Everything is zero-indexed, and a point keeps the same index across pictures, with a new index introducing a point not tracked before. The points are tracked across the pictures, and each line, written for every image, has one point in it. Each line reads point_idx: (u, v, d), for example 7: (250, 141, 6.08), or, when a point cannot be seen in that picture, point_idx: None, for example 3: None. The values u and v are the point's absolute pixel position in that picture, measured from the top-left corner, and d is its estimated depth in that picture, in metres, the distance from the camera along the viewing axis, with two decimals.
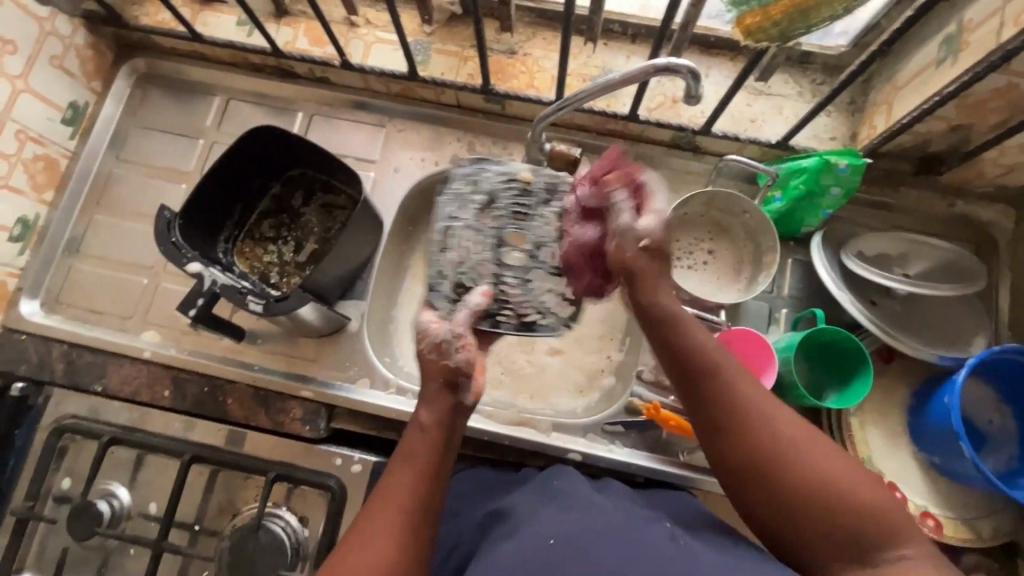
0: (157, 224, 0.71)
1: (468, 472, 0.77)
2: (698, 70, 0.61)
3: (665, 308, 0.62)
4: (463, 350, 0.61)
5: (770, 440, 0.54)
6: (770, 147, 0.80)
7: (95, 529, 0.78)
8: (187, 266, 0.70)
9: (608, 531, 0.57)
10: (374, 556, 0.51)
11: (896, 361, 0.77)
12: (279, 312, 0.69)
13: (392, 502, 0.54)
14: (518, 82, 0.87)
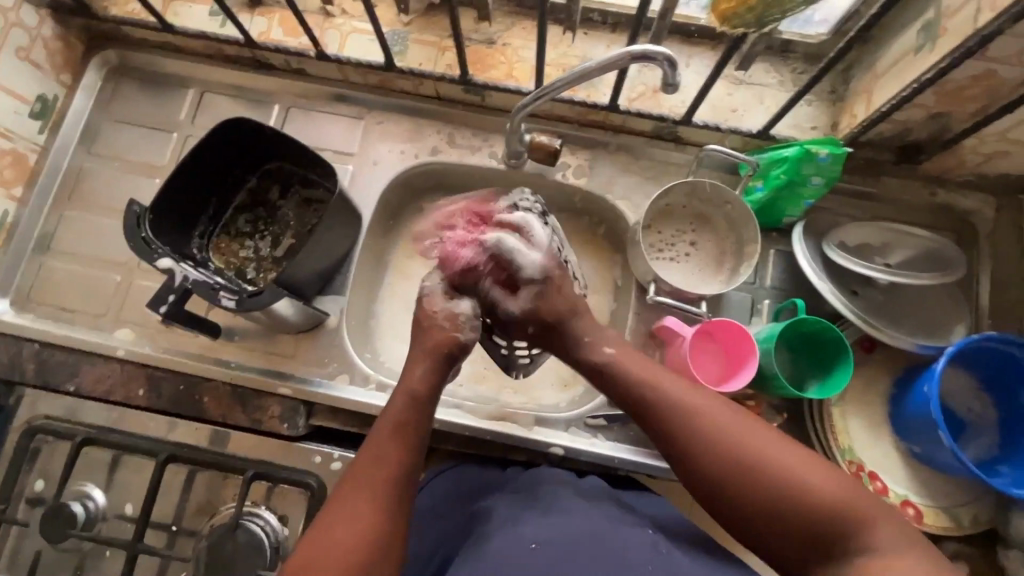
0: (126, 219, 0.70)
1: (448, 472, 0.76)
2: (674, 57, 0.60)
3: (593, 361, 0.66)
4: (474, 330, 0.68)
5: (728, 454, 0.55)
6: (751, 137, 0.80)
7: (68, 532, 0.76)
8: (158, 262, 0.68)
9: (590, 537, 0.58)
10: (360, 515, 0.54)
11: (877, 351, 0.77)
12: (253, 307, 0.68)
13: (380, 464, 0.57)
14: (497, 73, 0.86)
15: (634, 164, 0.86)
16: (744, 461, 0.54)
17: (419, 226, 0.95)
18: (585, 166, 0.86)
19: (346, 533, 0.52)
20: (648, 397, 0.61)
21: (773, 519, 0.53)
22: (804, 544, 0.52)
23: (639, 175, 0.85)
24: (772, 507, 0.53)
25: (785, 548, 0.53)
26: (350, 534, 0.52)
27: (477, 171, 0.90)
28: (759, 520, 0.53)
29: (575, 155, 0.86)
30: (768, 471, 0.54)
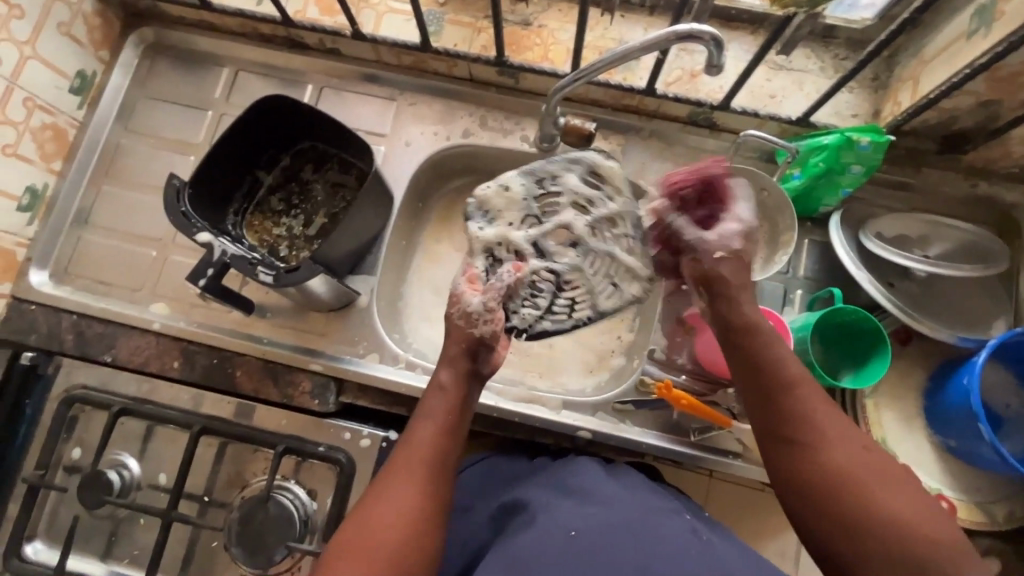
0: (166, 193, 0.71)
1: (481, 462, 0.77)
2: (721, 37, 0.59)
3: (745, 316, 0.62)
4: (490, 322, 0.64)
5: (844, 466, 0.52)
6: (789, 123, 0.79)
7: (105, 498, 0.78)
8: (197, 236, 0.69)
9: (633, 523, 0.59)
10: (406, 494, 0.54)
11: (914, 344, 0.76)
12: (290, 283, 0.69)
13: (414, 450, 0.57)
14: (532, 55, 0.85)
15: (667, 149, 0.86)
16: (849, 475, 0.52)
17: (448, 209, 0.96)
18: (619, 151, 0.86)
19: (393, 515, 0.53)
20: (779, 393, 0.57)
21: (856, 527, 0.50)
22: None
23: (673, 162, 0.85)
24: (863, 525, 0.50)
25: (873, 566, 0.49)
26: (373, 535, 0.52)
27: (509, 154, 0.90)
28: (841, 527, 0.51)
29: (608, 140, 0.86)
30: (882, 498, 0.50)
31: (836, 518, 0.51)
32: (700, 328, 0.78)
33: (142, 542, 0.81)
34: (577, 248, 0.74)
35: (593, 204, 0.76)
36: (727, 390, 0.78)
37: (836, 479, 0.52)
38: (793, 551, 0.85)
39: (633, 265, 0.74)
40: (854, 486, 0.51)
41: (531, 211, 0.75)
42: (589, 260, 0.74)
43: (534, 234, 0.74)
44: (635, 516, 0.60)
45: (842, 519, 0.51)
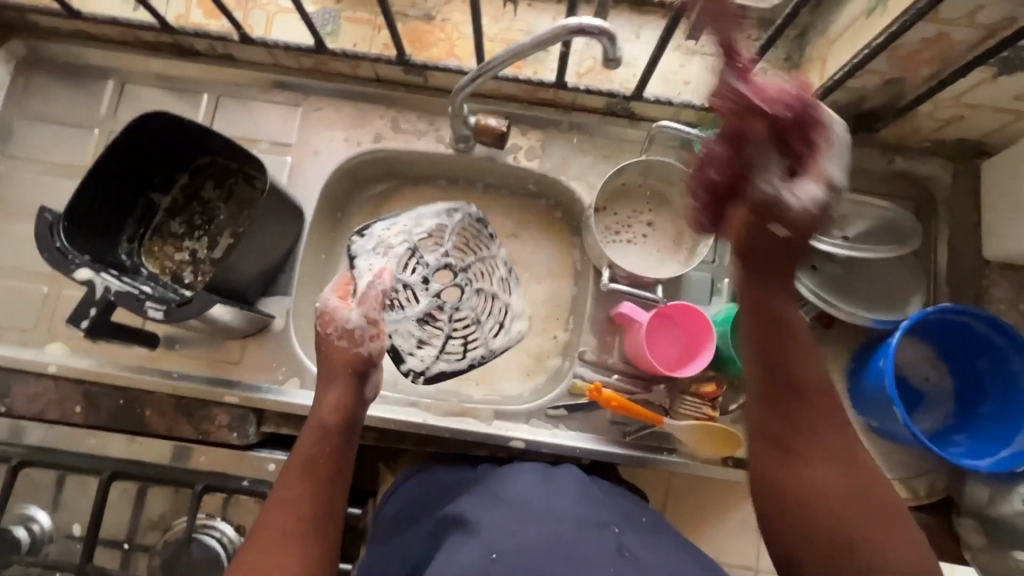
0: (37, 229, 0.64)
1: (419, 476, 0.74)
2: (613, 31, 0.56)
3: (747, 242, 0.55)
4: (375, 338, 0.65)
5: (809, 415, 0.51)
6: (704, 111, 0.77)
7: (13, 557, 0.73)
8: (74, 274, 0.63)
9: (552, 544, 0.56)
10: (282, 560, 0.51)
11: (839, 326, 0.76)
12: (184, 317, 0.64)
13: (287, 507, 0.54)
14: (438, 51, 0.81)
15: (587, 142, 0.83)
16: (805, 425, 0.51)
17: (369, 215, 0.91)
18: (538, 147, 0.83)
19: None
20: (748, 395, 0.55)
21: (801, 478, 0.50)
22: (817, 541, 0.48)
23: (594, 155, 0.83)
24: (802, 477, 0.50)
25: (800, 514, 0.49)
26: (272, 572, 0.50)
27: (425, 157, 0.86)
28: (788, 475, 0.50)
29: (525, 135, 0.83)
30: (835, 465, 0.49)
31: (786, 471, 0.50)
32: (629, 326, 0.76)
33: None
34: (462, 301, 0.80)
35: (474, 272, 0.82)
36: (661, 387, 0.77)
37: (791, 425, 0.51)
38: (739, 535, 0.86)
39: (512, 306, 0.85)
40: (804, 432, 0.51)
41: (440, 257, 0.80)
42: (468, 316, 0.80)
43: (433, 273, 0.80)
44: (557, 535, 0.57)
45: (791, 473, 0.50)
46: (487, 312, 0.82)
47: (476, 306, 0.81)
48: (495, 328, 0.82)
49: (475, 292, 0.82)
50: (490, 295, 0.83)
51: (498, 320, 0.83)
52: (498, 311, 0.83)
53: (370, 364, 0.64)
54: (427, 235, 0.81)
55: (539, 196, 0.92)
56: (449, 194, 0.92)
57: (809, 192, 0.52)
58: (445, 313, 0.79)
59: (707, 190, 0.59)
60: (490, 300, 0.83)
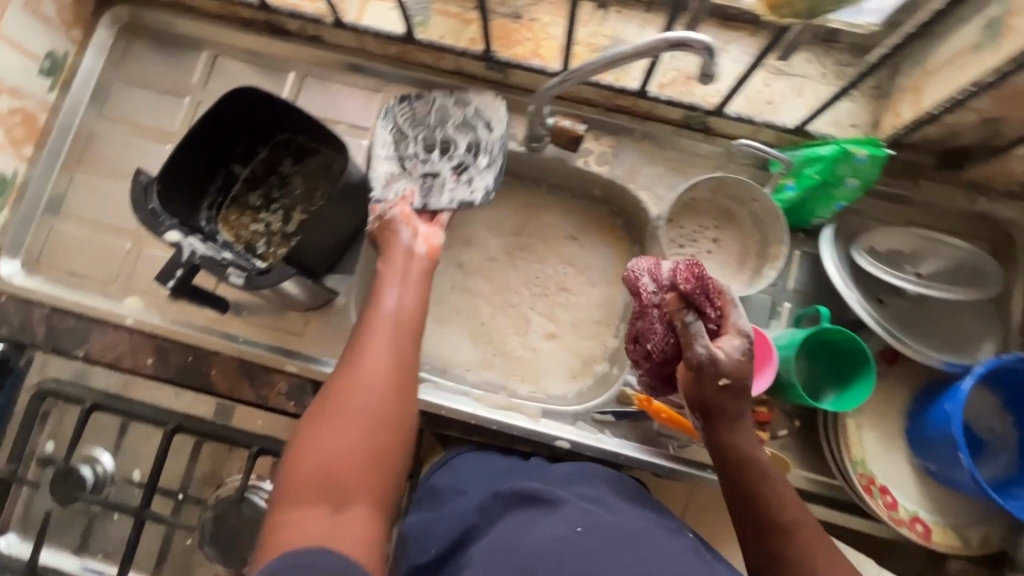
0: (132, 190, 0.68)
1: (469, 454, 0.77)
2: (714, 47, 0.56)
3: (693, 375, 0.60)
4: (397, 204, 0.73)
5: (781, 508, 0.57)
6: (785, 132, 0.76)
7: (78, 494, 0.78)
8: (164, 235, 0.67)
9: (631, 535, 0.59)
10: (372, 375, 0.61)
11: (901, 364, 0.75)
12: (263, 285, 0.67)
13: (373, 336, 0.64)
14: (523, 49, 0.81)
15: (659, 153, 0.83)
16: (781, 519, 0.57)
17: None
18: (609, 153, 0.84)
19: (360, 395, 0.60)
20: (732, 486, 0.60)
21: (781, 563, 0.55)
22: None
23: (664, 166, 0.83)
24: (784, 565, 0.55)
25: None
26: (365, 392, 0.60)
27: None
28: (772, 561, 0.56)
29: (599, 140, 0.83)
30: (813, 552, 0.55)
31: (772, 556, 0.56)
32: None
33: (115, 537, 0.81)
34: (457, 146, 0.80)
35: (446, 124, 0.80)
36: None
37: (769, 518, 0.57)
38: None
39: (477, 102, 0.81)
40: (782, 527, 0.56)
41: (410, 137, 0.80)
42: (469, 149, 0.79)
43: (417, 146, 0.80)
44: (634, 528, 0.61)
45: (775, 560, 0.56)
46: (473, 133, 0.80)
47: (463, 141, 0.80)
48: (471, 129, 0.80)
49: (461, 131, 0.80)
50: (468, 124, 0.81)
51: (482, 129, 0.80)
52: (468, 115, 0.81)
53: (400, 217, 0.72)
54: (394, 130, 0.80)
55: (603, 202, 0.94)
56: (513, 191, 0.95)
57: (730, 349, 0.60)
58: (440, 155, 0.79)
59: (649, 361, 0.67)
60: (475, 131, 0.80)
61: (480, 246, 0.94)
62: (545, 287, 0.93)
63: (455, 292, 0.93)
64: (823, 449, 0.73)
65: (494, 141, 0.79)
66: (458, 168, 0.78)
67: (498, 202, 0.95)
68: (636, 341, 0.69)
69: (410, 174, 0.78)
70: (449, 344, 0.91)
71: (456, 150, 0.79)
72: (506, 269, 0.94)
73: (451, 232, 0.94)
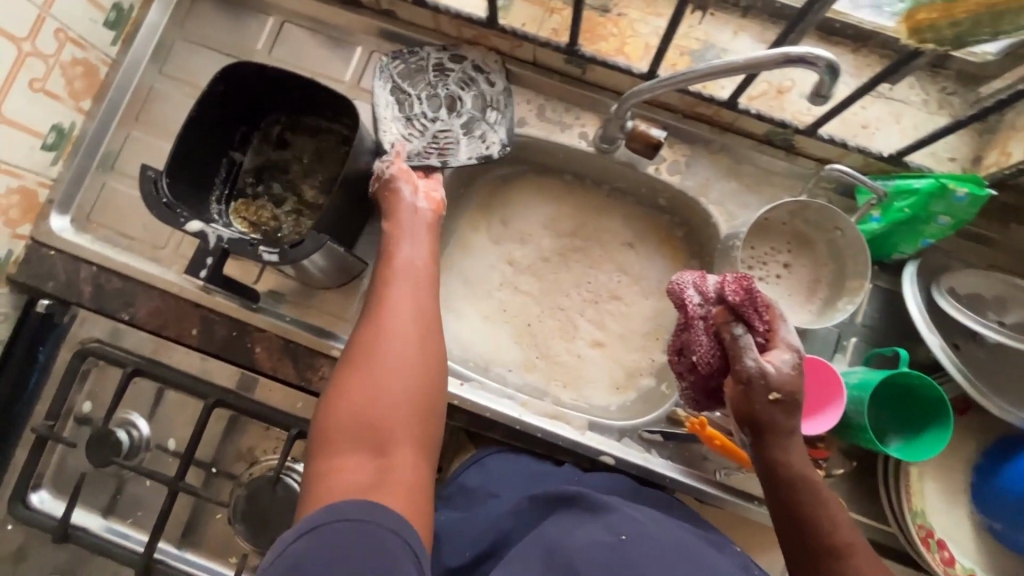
0: (142, 185, 0.66)
1: (503, 454, 0.76)
2: (837, 65, 0.52)
3: (740, 391, 0.55)
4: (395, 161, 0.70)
5: (838, 534, 0.52)
6: (879, 159, 0.72)
7: (112, 458, 0.77)
8: (186, 226, 0.65)
9: (679, 544, 0.56)
10: (401, 331, 0.58)
11: (970, 414, 0.72)
12: (298, 257, 0.65)
13: (398, 292, 0.61)
14: (607, 46, 0.79)
15: (735, 168, 0.79)
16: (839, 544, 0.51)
17: (488, 198, 0.92)
18: (681, 163, 0.80)
19: (395, 351, 0.56)
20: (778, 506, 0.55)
21: None
22: None
23: (740, 181, 0.79)
24: None
25: None
26: (398, 348, 0.56)
27: (563, 150, 0.83)
28: None
29: (674, 149, 0.80)
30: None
31: None
32: None
33: (145, 504, 0.80)
34: (461, 102, 0.80)
35: (445, 83, 0.80)
36: None
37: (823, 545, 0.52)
38: None
39: (474, 57, 0.81)
40: (841, 552, 0.51)
41: (413, 96, 0.79)
42: (473, 106, 0.80)
43: (423, 104, 0.79)
44: (680, 537, 0.57)
45: None
46: (477, 90, 0.80)
47: (467, 96, 0.80)
48: (474, 85, 0.81)
49: (462, 87, 0.80)
50: (469, 82, 0.81)
51: (482, 85, 0.81)
52: (471, 71, 0.81)
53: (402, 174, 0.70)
54: (397, 91, 0.79)
55: (666, 211, 0.90)
56: (573, 191, 0.92)
57: (782, 364, 0.55)
58: (450, 112, 0.79)
59: (695, 373, 0.63)
60: (477, 88, 0.80)
61: (534, 246, 0.91)
62: (596, 293, 0.90)
63: (504, 289, 0.90)
64: (881, 495, 0.71)
65: (499, 96, 0.80)
66: (466, 124, 0.79)
67: (556, 200, 0.91)
68: (681, 352, 0.65)
69: (416, 130, 0.78)
70: (493, 341, 0.89)
71: (461, 106, 0.79)
72: (557, 271, 0.91)
73: (505, 228, 0.91)
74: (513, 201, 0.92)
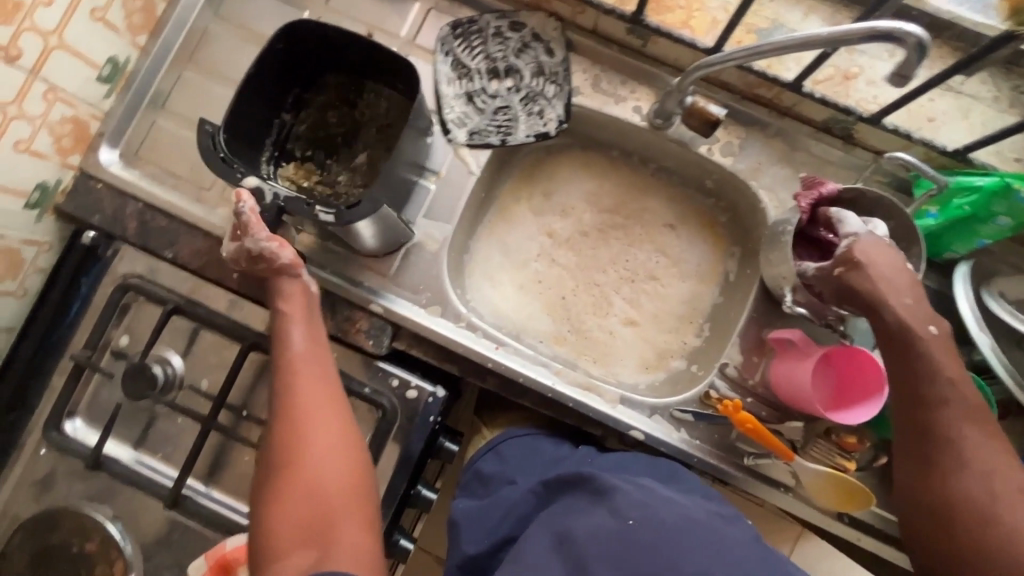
0: (200, 139, 0.66)
1: (520, 438, 0.77)
2: (927, 43, 0.50)
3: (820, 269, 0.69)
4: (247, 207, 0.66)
5: (931, 386, 0.61)
6: (942, 153, 0.71)
7: (147, 392, 0.78)
8: (244, 181, 0.66)
9: (693, 524, 0.50)
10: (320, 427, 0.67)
11: (1007, 418, 0.72)
12: (355, 218, 0.64)
13: (311, 373, 0.69)
14: (672, 18, 0.78)
15: (790, 154, 0.78)
16: (936, 389, 0.61)
17: (532, 168, 0.91)
18: (735, 145, 0.79)
19: (325, 462, 0.65)
20: (924, 396, 0.61)
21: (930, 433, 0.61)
22: (969, 490, 0.58)
23: (793, 168, 0.78)
24: (945, 436, 0.60)
25: (941, 471, 0.60)
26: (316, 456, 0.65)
27: (615, 123, 0.82)
28: (928, 433, 0.61)
29: (729, 130, 0.79)
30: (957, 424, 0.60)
31: (926, 428, 0.61)
32: (785, 355, 0.73)
33: (176, 440, 0.81)
34: (520, 74, 0.81)
35: (502, 53, 0.81)
36: (796, 423, 0.74)
37: (920, 394, 0.62)
38: None
39: (533, 25, 0.82)
40: (930, 398, 0.61)
41: (471, 69, 0.81)
42: (532, 77, 0.81)
43: (483, 77, 0.81)
44: (693, 514, 0.52)
45: (930, 432, 0.61)
46: (535, 59, 0.81)
47: (526, 66, 0.81)
48: (533, 55, 0.81)
49: (520, 57, 0.81)
50: (526, 52, 0.81)
51: (541, 55, 0.81)
52: (529, 40, 0.82)
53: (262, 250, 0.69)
54: (456, 66, 0.81)
55: (711, 194, 0.88)
56: (618, 168, 0.90)
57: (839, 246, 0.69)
58: (508, 89, 0.81)
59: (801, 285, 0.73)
60: (536, 58, 0.81)
61: (574, 220, 0.90)
62: (633, 272, 0.89)
63: (542, 260, 0.90)
64: None
65: (558, 67, 0.80)
66: (525, 98, 0.81)
67: (600, 175, 0.90)
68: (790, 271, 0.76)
69: (479, 104, 0.81)
70: (527, 312, 0.88)
71: (520, 77, 0.81)
72: (596, 246, 0.90)
73: (546, 199, 0.91)
74: (557, 173, 0.91)
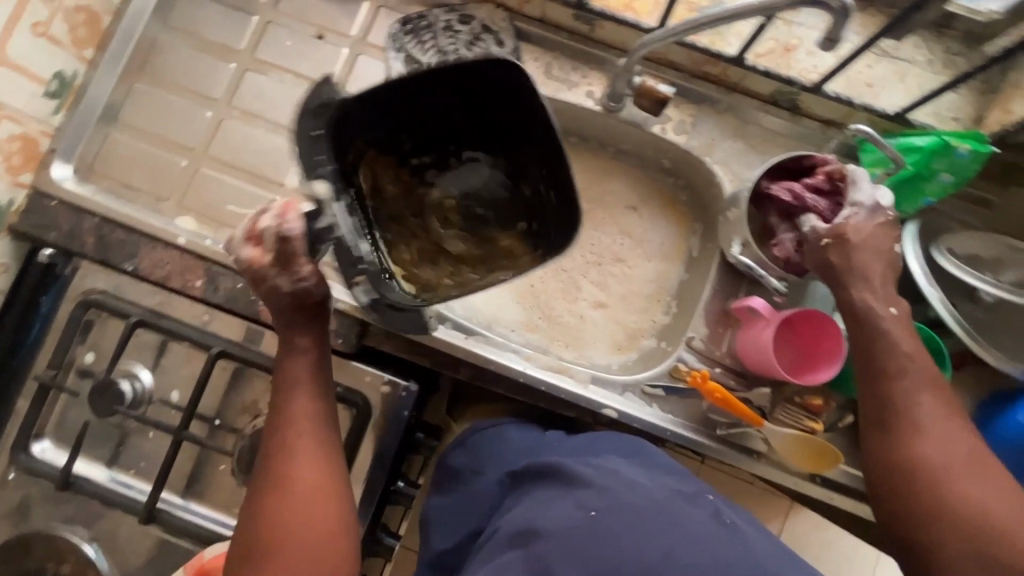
0: (304, 113, 0.62)
1: (490, 427, 0.77)
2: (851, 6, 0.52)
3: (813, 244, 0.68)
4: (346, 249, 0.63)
5: (896, 359, 0.61)
6: (882, 117, 0.74)
7: (116, 408, 0.76)
8: (315, 183, 0.62)
9: (653, 507, 0.51)
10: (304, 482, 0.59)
11: (963, 368, 0.74)
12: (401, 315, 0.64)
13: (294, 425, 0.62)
14: (616, 2, 0.80)
15: (741, 128, 0.80)
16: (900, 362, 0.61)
17: None
18: (688, 123, 0.80)
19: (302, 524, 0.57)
20: (886, 369, 0.61)
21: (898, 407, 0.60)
22: (940, 461, 0.57)
23: (745, 142, 0.80)
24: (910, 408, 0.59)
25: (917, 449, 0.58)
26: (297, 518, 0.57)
27: (570, 110, 0.83)
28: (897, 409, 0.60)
29: (680, 108, 0.80)
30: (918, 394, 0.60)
31: (893, 405, 0.60)
32: (747, 322, 0.75)
33: (150, 455, 0.80)
34: None
35: (453, 47, 0.81)
36: (762, 390, 0.76)
37: (888, 367, 0.61)
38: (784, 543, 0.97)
39: (483, 18, 0.82)
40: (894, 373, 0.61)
41: (422, 63, 0.81)
42: None
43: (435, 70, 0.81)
44: (653, 497, 0.53)
45: (897, 408, 0.60)
46: (487, 51, 0.81)
47: (478, 58, 0.81)
48: (485, 47, 0.81)
49: (472, 50, 0.81)
50: (478, 45, 0.82)
51: (493, 46, 0.82)
52: (480, 33, 0.82)
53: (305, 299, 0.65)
54: (407, 60, 0.81)
55: (670, 173, 0.90)
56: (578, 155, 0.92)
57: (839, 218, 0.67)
58: None
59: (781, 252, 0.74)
60: (487, 49, 0.81)
61: None
62: (599, 256, 0.90)
63: None
64: None
65: (509, 57, 0.81)
66: None
67: None
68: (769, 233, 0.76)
69: None
70: (497, 302, 0.89)
71: None
72: None
73: None
74: None
